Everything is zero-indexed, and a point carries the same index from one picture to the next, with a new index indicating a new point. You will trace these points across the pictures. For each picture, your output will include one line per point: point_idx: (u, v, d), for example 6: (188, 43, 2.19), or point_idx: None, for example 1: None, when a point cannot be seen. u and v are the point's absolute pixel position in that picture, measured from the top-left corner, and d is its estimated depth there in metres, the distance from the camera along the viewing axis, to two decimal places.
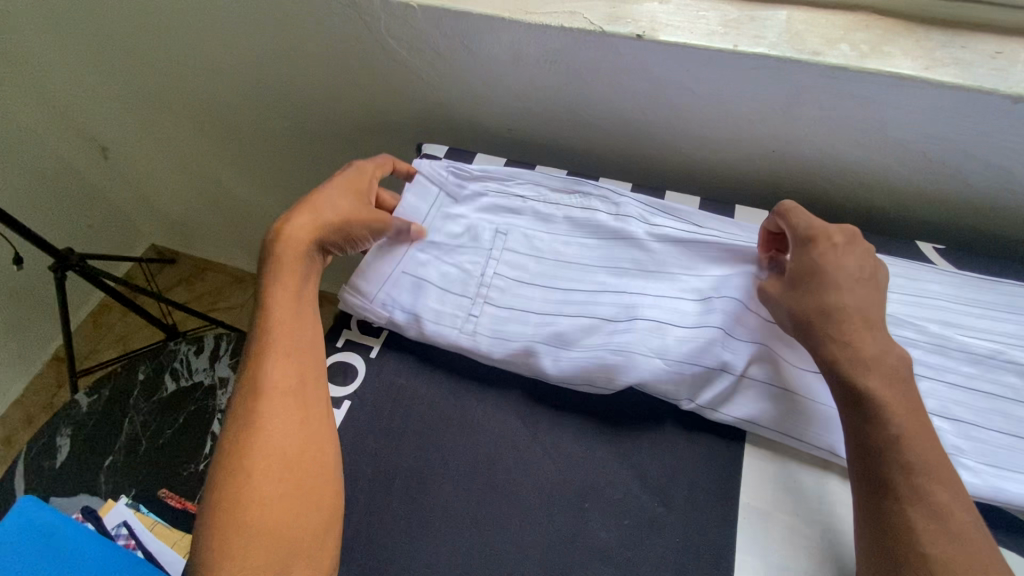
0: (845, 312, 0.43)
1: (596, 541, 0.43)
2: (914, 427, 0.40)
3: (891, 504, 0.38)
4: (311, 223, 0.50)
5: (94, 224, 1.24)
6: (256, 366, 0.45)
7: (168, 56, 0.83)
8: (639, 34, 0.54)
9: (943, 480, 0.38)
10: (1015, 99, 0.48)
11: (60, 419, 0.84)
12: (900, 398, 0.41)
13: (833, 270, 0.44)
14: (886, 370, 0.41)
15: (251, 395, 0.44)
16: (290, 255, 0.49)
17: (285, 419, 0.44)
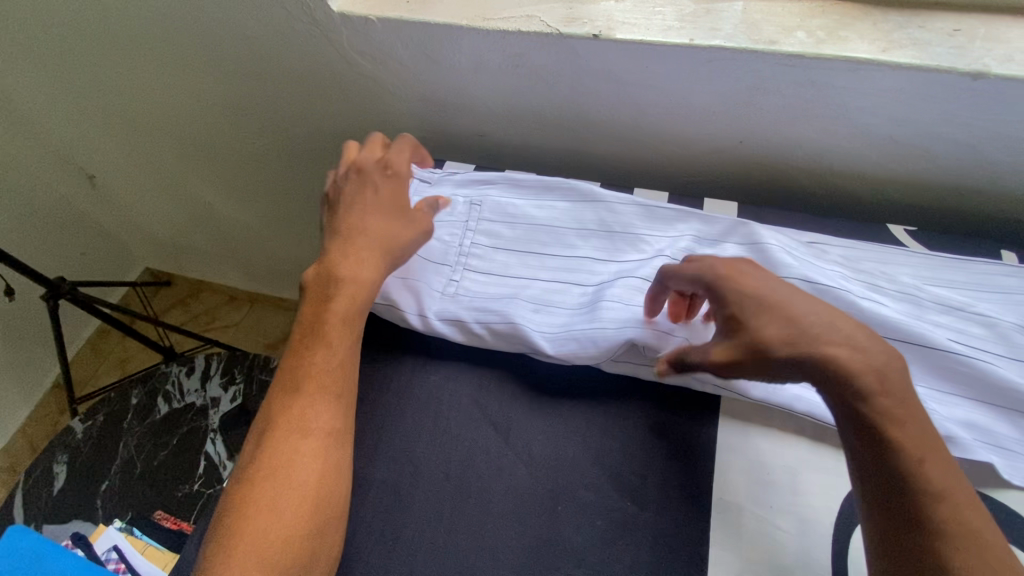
0: (824, 326, 0.39)
1: (570, 544, 0.43)
2: (933, 448, 0.37)
3: (923, 537, 0.35)
4: (371, 255, 0.49)
5: (86, 251, 1.25)
6: (298, 397, 0.45)
7: (142, 81, 0.83)
8: (595, 35, 0.54)
9: (968, 503, 0.35)
10: (975, 76, 0.48)
11: (56, 446, 0.85)
12: (915, 416, 0.37)
13: (767, 295, 0.41)
14: (894, 382, 0.38)
15: (287, 428, 0.44)
16: (348, 288, 0.48)
17: (321, 461, 0.43)
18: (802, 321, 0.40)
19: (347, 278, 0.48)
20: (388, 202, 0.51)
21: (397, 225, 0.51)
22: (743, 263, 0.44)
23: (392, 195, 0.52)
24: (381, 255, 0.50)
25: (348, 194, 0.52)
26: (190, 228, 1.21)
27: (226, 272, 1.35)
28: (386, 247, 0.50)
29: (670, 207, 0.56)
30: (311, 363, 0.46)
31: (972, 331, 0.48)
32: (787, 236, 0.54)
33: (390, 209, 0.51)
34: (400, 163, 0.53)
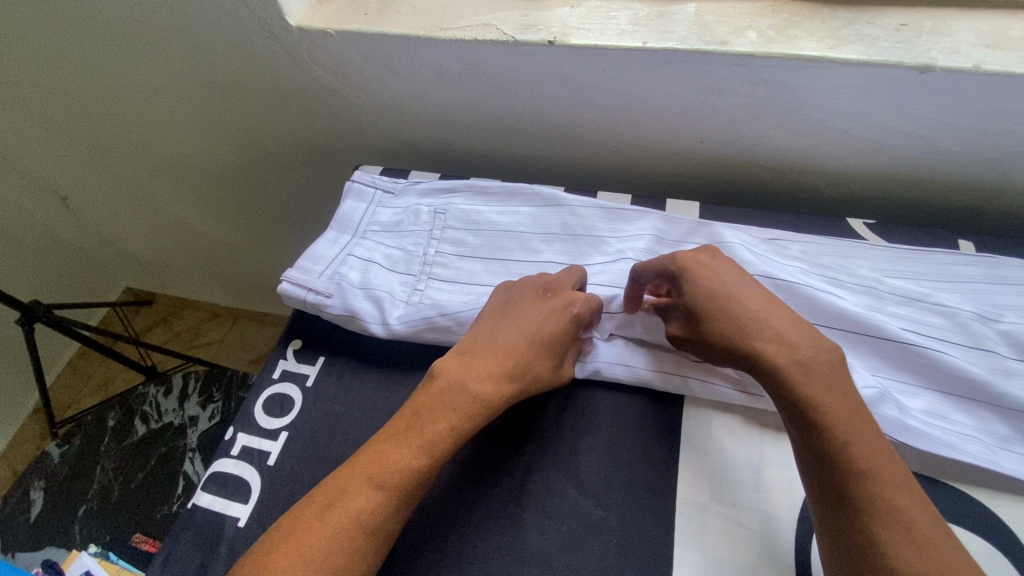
0: (760, 322, 0.42)
1: (535, 551, 0.43)
2: (860, 430, 0.37)
3: (851, 517, 0.35)
4: (507, 385, 0.44)
5: (64, 273, 1.24)
6: (359, 481, 0.40)
7: (107, 101, 0.83)
8: (550, 41, 0.54)
9: (899, 484, 0.36)
10: (921, 69, 0.48)
11: (33, 472, 0.84)
12: (838, 402, 0.38)
13: (721, 289, 0.43)
14: (821, 373, 0.39)
15: (332, 511, 0.39)
16: (468, 401, 0.43)
17: (354, 560, 0.38)
18: (744, 317, 0.42)
19: (473, 395, 0.43)
20: (546, 336, 0.45)
21: (536, 355, 0.45)
22: (705, 257, 0.45)
23: (558, 333, 0.46)
24: (505, 381, 0.44)
25: (524, 314, 0.47)
26: (169, 245, 1.20)
27: (207, 288, 1.35)
28: (528, 383, 0.45)
29: (631, 209, 0.57)
30: (393, 456, 0.41)
31: (931, 321, 0.48)
32: (748, 234, 0.55)
33: (542, 344, 0.45)
34: (588, 309, 0.47)
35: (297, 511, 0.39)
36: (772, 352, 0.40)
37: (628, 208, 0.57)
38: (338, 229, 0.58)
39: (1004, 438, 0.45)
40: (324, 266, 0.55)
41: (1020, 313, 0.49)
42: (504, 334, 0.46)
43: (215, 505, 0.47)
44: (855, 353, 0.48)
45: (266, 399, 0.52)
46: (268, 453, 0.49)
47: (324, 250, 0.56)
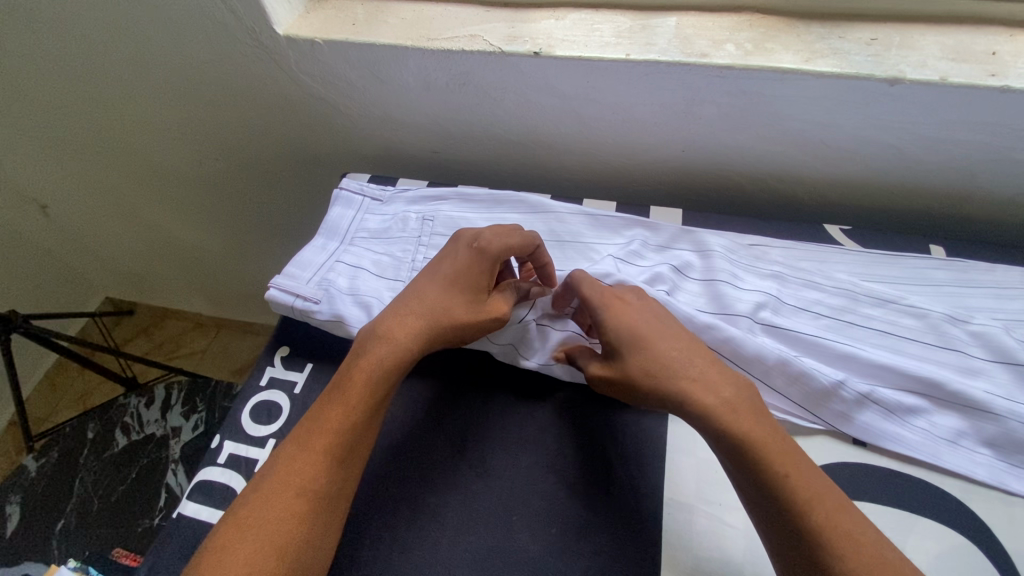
0: (684, 359, 0.43)
1: (522, 552, 0.43)
2: (794, 463, 0.39)
3: (804, 549, 0.36)
4: (415, 322, 0.46)
5: (42, 282, 1.22)
6: (310, 455, 0.41)
7: (88, 107, 0.82)
8: (536, 52, 0.55)
9: (839, 509, 0.37)
10: (891, 81, 0.50)
11: (8, 487, 0.82)
12: (769, 434, 0.40)
13: (636, 330, 0.45)
14: (748, 411, 0.40)
15: (281, 490, 0.40)
16: (385, 346, 0.45)
17: (307, 525, 0.39)
18: (659, 356, 0.43)
19: (383, 336, 0.45)
20: (457, 279, 0.47)
21: (451, 294, 0.47)
22: (622, 298, 0.47)
23: (468, 270, 0.48)
24: (419, 318, 0.46)
25: (440, 261, 0.49)
26: (151, 254, 1.19)
27: (189, 297, 1.33)
28: (436, 317, 0.46)
29: (617, 215, 0.58)
30: (332, 412, 0.43)
31: (902, 323, 0.50)
32: (728, 239, 0.57)
33: (452, 282, 0.47)
34: (496, 243, 0.48)
35: (246, 501, 0.40)
36: (697, 393, 0.41)
37: (616, 215, 0.58)
38: (326, 235, 0.59)
39: (961, 434, 0.46)
40: (313, 272, 0.55)
41: (986, 315, 0.51)
42: (418, 283, 0.49)
43: (201, 513, 0.46)
44: (832, 355, 0.49)
45: (252, 407, 0.52)
46: (255, 461, 0.49)
47: (312, 256, 0.56)
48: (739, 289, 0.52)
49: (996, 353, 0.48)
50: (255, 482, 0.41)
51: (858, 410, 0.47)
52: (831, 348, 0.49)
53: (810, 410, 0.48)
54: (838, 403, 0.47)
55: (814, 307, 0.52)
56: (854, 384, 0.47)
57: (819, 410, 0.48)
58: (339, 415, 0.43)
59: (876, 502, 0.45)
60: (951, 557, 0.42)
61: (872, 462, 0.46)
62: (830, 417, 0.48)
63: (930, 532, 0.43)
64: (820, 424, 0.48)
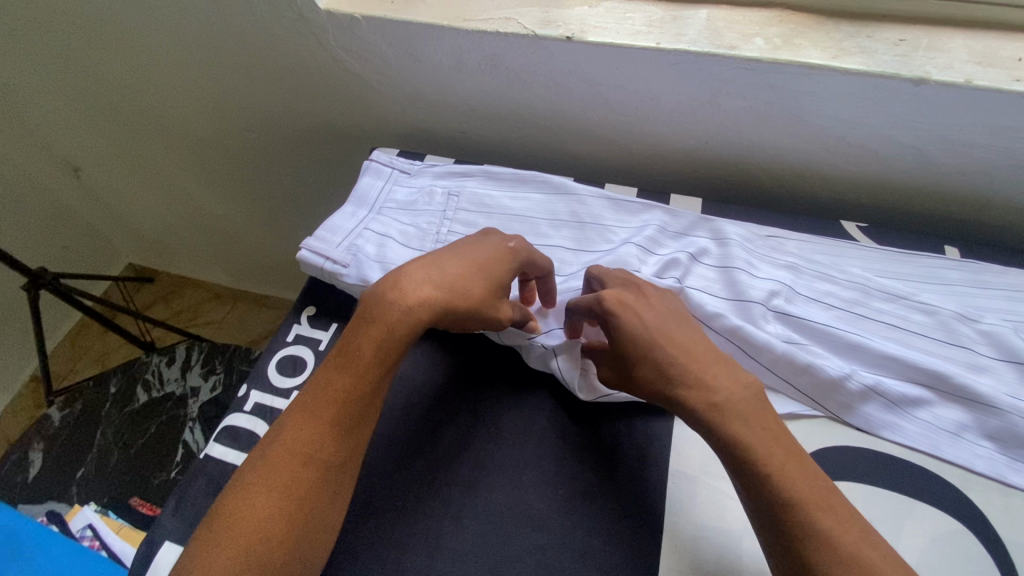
0: (679, 362, 0.42)
1: (531, 510, 0.45)
2: (780, 461, 0.38)
3: (793, 549, 0.35)
4: (432, 294, 0.44)
5: (70, 243, 1.25)
6: (314, 424, 0.42)
7: (129, 73, 0.85)
8: (568, 36, 0.57)
9: (823, 509, 0.36)
10: (916, 81, 0.51)
11: (33, 434, 0.86)
12: (755, 433, 0.39)
13: (628, 340, 0.44)
14: (740, 411, 0.40)
15: (287, 458, 0.40)
16: (397, 312, 0.44)
17: (313, 489, 0.41)
18: (659, 358, 0.42)
19: (397, 302, 0.44)
20: (483, 264, 0.47)
21: (475, 275, 0.46)
22: (623, 298, 0.45)
23: (493, 260, 0.47)
24: (437, 291, 0.44)
25: (467, 245, 0.48)
26: (175, 223, 1.22)
27: (210, 267, 1.36)
28: (451, 295, 0.45)
29: (637, 201, 0.60)
30: (335, 382, 0.43)
31: (911, 319, 0.52)
32: (746, 229, 0.58)
33: (477, 265, 0.46)
34: (525, 251, 0.49)
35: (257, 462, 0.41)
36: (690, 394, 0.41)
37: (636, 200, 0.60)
38: (356, 204, 0.60)
39: (962, 427, 0.47)
40: (342, 237, 0.56)
41: (996, 315, 0.52)
42: (441, 256, 0.47)
43: (227, 455, 0.49)
44: (840, 345, 0.50)
45: (278, 360, 0.54)
46: (280, 410, 0.51)
47: (342, 222, 0.58)
48: (751, 278, 0.53)
49: (1005, 353, 0.49)
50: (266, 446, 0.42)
51: (862, 401, 0.48)
52: (840, 338, 0.50)
53: (814, 398, 0.49)
54: (845, 394, 0.48)
55: (827, 299, 0.53)
56: (861, 376, 0.48)
57: (823, 399, 0.49)
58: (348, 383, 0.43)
59: (875, 485, 0.46)
60: (946, 541, 0.43)
61: (876, 449, 0.48)
62: (835, 406, 0.49)
63: (930, 517, 0.44)
64: (823, 411, 0.49)
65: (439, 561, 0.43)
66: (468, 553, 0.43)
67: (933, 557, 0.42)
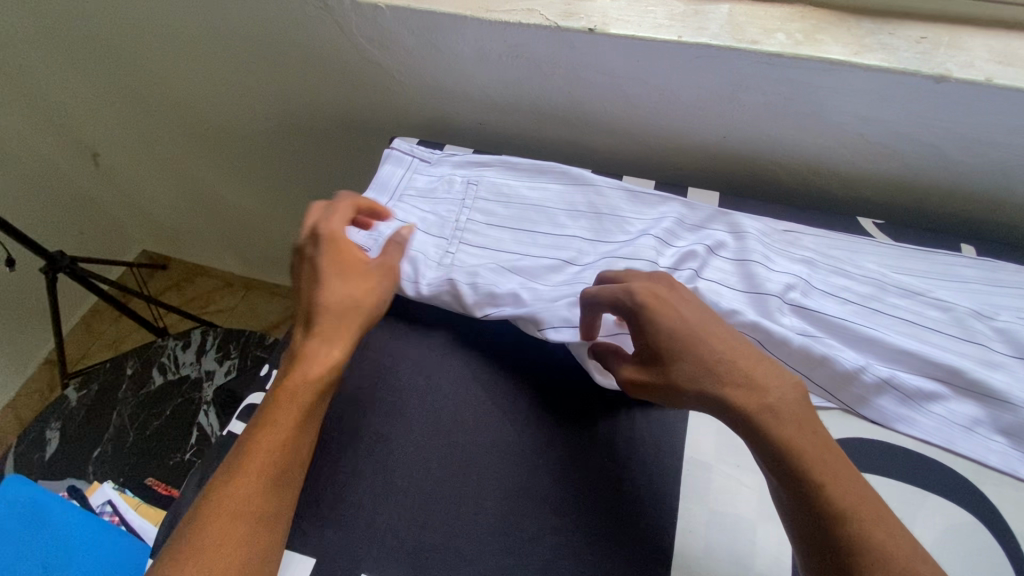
0: (726, 361, 0.41)
1: (546, 491, 0.46)
2: (832, 470, 0.38)
3: (839, 557, 0.35)
4: (339, 329, 0.46)
5: (86, 229, 1.27)
6: (251, 477, 0.41)
7: (151, 59, 0.86)
8: (590, 29, 0.58)
9: (874, 519, 0.36)
10: (937, 79, 0.52)
11: (49, 414, 0.86)
12: (808, 439, 0.38)
13: (669, 338, 0.42)
14: (793, 414, 0.39)
15: (229, 513, 0.40)
16: (315, 366, 0.45)
17: (258, 537, 0.40)
18: (705, 357, 0.41)
19: (309, 357, 0.45)
20: (352, 271, 0.48)
21: (353, 284, 0.47)
22: (660, 295, 0.44)
23: (349, 259, 0.48)
24: (343, 324, 0.46)
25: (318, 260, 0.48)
26: (190, 211, 1.23)
27: (223, 255, 1.38)
28: (362, 319, 0.47)
29: (655, 194, 0.61)
30: (267, 435, 0.43)
31: (926, 315, 0.52)
32: (763, 223, 0.59)
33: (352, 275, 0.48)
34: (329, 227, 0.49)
35: (196, 521, 0.40)
36: (739, 392, 0.40)
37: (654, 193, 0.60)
38: (377, 190, 0.61)
39: (975, 421, 0.47)
40: (364, 222, 0.57)
41: (1012, 313, 0.52)
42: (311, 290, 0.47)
43: None
44: (854, 338, 0.50)
45: None
46: None
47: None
48: (767, 271, 0.54)
49: (1019, 350, 0.49)
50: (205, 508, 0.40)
51: (876, 394, 0.48)
52: (854, 331, 0.50)
53: (828, 390, 0.50)
54: (859, 386, 0.49)
55: (842, 293, 0.53)
56: (875, 368, 0.49)
57: (837, 391, 0.49)
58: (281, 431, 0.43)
59: (888, 476, 0.46)
60: (957, 533, 0.44)
61: (889, 441, 0.48)
62: (849, 398, 0.49)
63: (942, 509, 0.45)
64: (837, 403, 0.49)
65: (456, 540, 0.44)
66: (484, 533, 0.44)
67: (944, 547, 0.43)
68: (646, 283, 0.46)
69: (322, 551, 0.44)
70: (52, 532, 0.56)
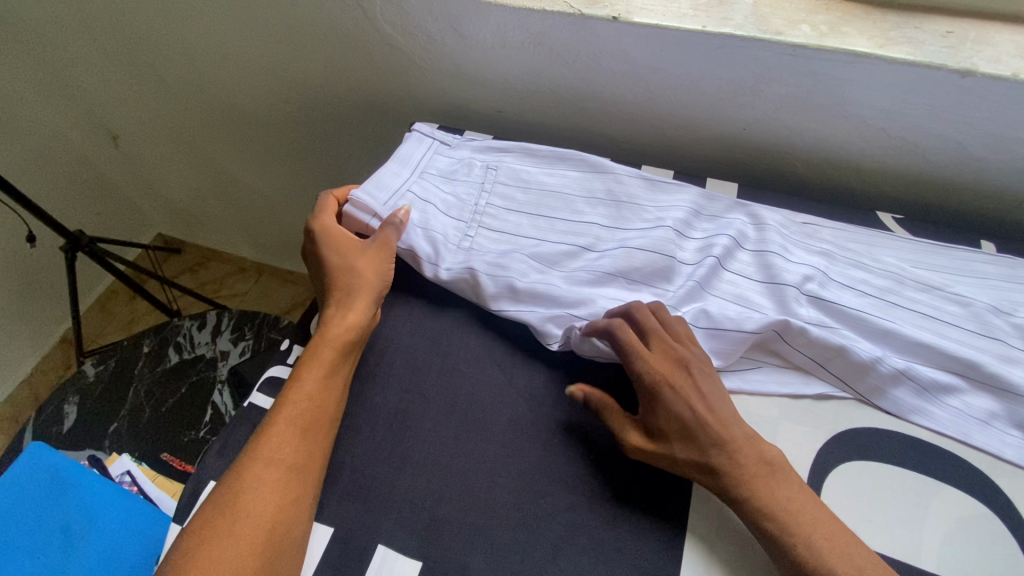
0: (719, 440, 0.43)
1: (561, 470, 0.46)
2: (807, 525, 0.40)
3: None
4: (355, 300, 0.51)
5: (104, 211, 1.28)
6: (290, 432, 0.45)
7: (173, 41, 0.87)
8: (614, 17, 0.58)
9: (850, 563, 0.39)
10: (963, 73, 0.51)
11: (67, 388, 0.87)
12: (782, 500, 0.41)
13: (675, 420, 0.44)
14: (768, 478, 0.42)
15: (268, 465, 0.43)
16: (337, 329, 0.49)
17: (291, 493, 0.43)
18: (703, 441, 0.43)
19: (334, 322, 0.50)
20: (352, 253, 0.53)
21: (356, 262, 0.52)
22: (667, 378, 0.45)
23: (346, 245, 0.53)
24: (359, 294, 0.51)
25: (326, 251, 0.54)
26: (207, 195, 1.25)
27: (237, 240, 1.39)
28: (370, 291, 0.52)
29: (674, 183, 0.61)
30: (303, 394, 0.46)
31: (945, 309, 0.52)
32: (782, 215, 0.59)
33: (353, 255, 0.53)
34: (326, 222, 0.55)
35: (238, 474, 0.43)
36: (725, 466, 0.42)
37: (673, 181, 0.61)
38: (399, 164, 0.61)
39: (992, 415, 0.48)
40: (388, 192, 0.57)
41: None
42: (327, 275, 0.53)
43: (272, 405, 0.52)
44: (872, 331, 0.50)
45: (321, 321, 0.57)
46: None
47: (388, 179, 0.58)
48: (784, 262, 0.54)
49: None
50: (243, 462, 0.43)
51: (893, 388, 0.49)
52: (874, 324, 0.50)
53: (843, 380, 0.50)
54: (875, 377, 0.49)
55: (860, 286, 0.53)
56: (892, 360, 0.49)
57: (852, 382, 0.50)
58: (307, 390, 0.47)
59: (902, 466, 0.46)
60: (972, 525, 0.44)
61: (903, 432, 0.48)
62: (864, 389, 0.49)
63: (956, 500, 0.45)
64: (852, 393, 0.50)
65: (472, 516, 0.44)
66: (498, 509, 0.44)
67: (958, 538, 0.43)
68: (660, 360, 0.46)
69: (340, 520, 0.45)
70: (75, 499, 0.57)
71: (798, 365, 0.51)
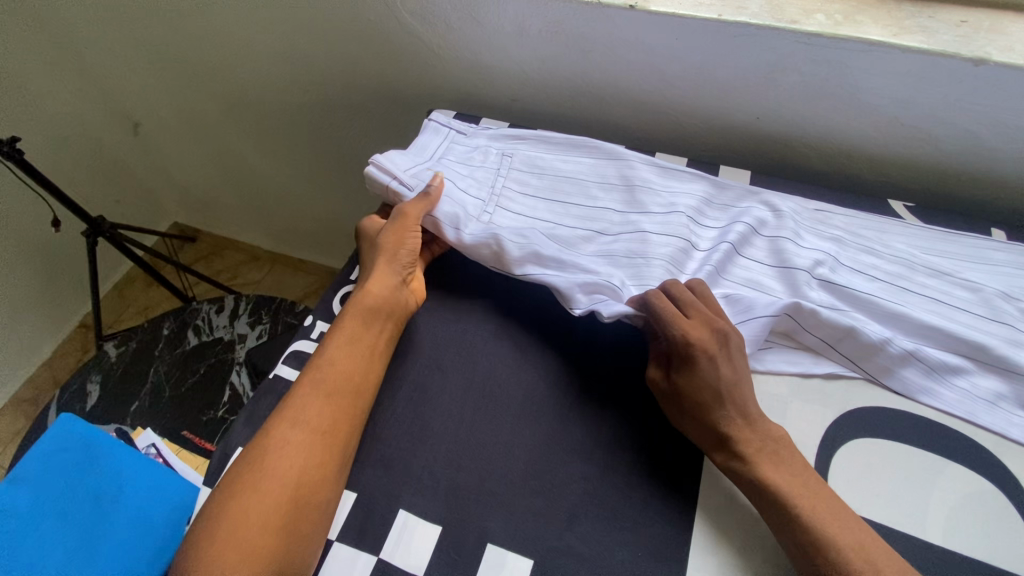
0: (734, 418, 0.45)
1: (576, 443, 0.48)
2: (812, 503, 0.41)
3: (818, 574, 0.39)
4: (382, 273, 0.53)
5: (124, 199, 1.31)
6: (321, 397, 0.46)
7: (196, 29, 0.88)
8: (631, 5, 0.59)
9: (855, 540, 0.40)
10: (976, 61, 0.52)
11: (91, 367, 0.90)
12: (788, 479, 0.42)
13: (698, 390, 0.46)
14: (775, 459, 0.44)
15: (296, 426, 0.45)
16: (367, 300, 0.51)
17: (317, 454, 0.44)
18: (718, 415, 0.45)
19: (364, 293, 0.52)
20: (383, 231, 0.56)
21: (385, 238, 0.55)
22: (705, 351, 0.46)
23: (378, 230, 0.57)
24: (386, 267, 0.54)
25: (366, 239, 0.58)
26: (224, 183, 1.27)
27: (252, 229, 1.41)
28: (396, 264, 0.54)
29: (688, 171, 0.62)
30: (335, 362, 0.48)
31: (954, 293, 0.53)
32: (795, 202, 0.60)
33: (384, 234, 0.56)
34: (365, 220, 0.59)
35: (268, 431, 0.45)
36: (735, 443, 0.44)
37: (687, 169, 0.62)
38: (417, 151, 0.63)
39: (999, 396, 0.48)
40: (410, 165, 0.60)
41: None
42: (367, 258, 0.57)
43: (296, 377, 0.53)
44: (882, 313, 0.51)
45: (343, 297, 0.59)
46: None
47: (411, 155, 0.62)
48: (795, 247, 0.55)
49: None
50: (273, 421, 0.45)
51: (902, 367, 0.50)
52: (885, 305, 0.51)
53: (853, 360, 0.51)
54: (884, 357, 0.50)
55: (871, 271, 0.54)
56: (901, 341, 0.50)
57: (862, 362, 0.51)
58: (338, 358, 0.48)
59: (910, 444, 0.47)
60: (976, 501, 0.45)
61: (912, 411, 0.49)
62: (874, 367, 0.50)
63: (961, 477, 0.46)
64: (862, 373, 0.51)
65: (489, 484, 0.46)
66: (515, 478, 0.46)
67: (961, 513, 0.44)
68: (701, 333, 0.47)
69: (362, 486, 0.46)
70: (104, 469, 0.60)
71: (809, 345, 0.52)
